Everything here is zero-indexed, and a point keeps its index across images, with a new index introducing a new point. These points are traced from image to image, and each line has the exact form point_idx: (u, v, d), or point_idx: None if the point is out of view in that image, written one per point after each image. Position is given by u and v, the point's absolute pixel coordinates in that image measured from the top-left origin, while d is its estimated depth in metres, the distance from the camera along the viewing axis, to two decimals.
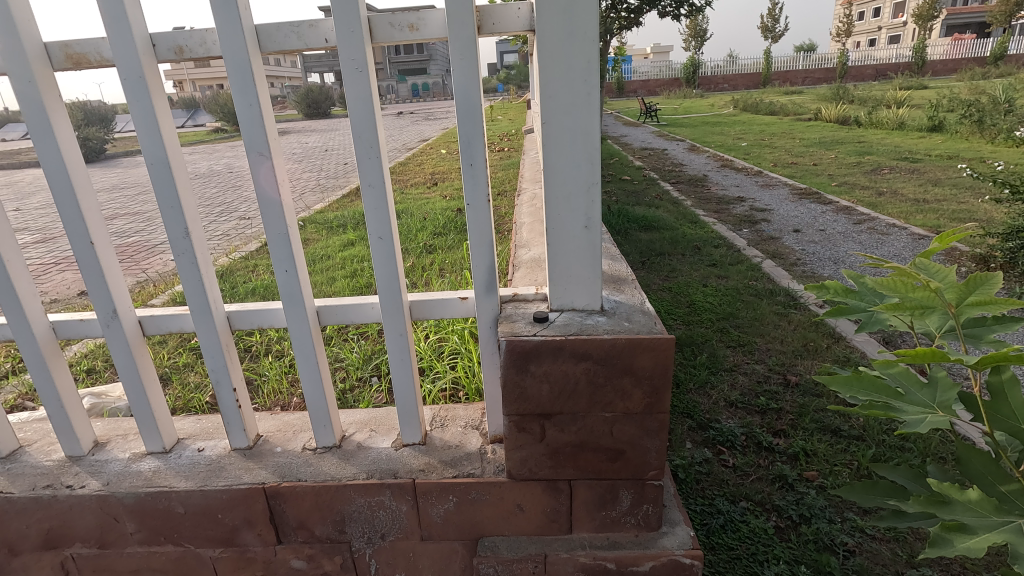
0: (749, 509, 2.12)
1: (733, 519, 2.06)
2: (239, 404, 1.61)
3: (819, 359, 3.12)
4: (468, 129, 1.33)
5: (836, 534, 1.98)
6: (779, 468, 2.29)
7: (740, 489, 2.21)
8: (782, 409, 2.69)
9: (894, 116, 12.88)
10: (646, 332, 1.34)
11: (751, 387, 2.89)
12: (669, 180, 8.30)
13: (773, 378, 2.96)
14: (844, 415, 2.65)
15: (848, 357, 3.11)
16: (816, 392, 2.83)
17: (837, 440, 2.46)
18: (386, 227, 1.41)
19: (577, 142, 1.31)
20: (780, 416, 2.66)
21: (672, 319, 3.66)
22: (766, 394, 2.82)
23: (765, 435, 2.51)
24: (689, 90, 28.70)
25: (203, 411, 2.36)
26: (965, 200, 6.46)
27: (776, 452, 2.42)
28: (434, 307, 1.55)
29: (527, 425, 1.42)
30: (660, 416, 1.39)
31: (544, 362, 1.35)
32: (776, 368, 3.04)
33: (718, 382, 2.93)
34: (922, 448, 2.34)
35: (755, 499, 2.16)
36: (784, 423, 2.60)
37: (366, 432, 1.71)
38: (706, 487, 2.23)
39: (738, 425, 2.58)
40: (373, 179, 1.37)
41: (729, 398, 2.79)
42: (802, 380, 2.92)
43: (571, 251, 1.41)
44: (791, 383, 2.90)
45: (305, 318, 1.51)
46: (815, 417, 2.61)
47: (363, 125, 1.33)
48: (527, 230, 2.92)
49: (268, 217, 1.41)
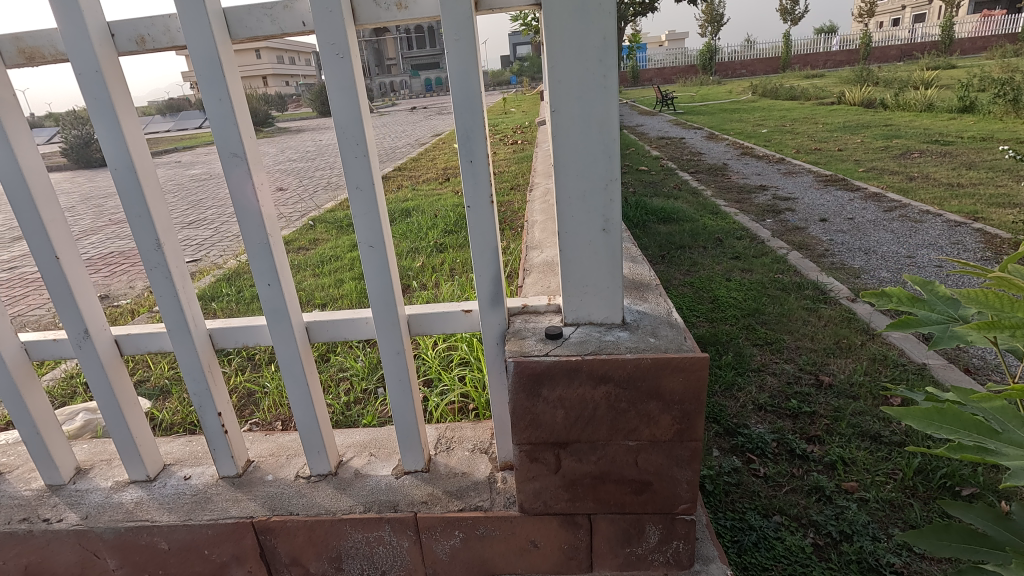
0: (783, 524, 1.93)
1: (768, 535, 1.87)
2: (226, 429, 1.47)
3: (853, 358, 2.91)
4: (467, 121, 1.16)
5: (882, 553, 1.79)
6: (815, 478, 2.10)
7: (774, 502, 2.02)
8: (816, 413, 2.49)
9: (923, 97, 12.36)
10: (675, 350, 1.17)
11: (781, 388, 2.69)
12: (688, 169, 8.03)
13: (806, 379, 2.76)
14: (883, 418, 2.45)
15: (885, 355, 2.89)
16: (852, 394, 2.63)
17: (877, 447, 2.27)
18: (378, 232, 1.25)
19: (592, 133, 1.14)
20: (814, 420, 2.46)
21: (694, 316, 3.45)
22: (797, 397, 2.62)
23: (799, 442, 2.31)
24: (706, 77, 28.07)
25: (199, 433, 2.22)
26: (1004, 184, 6.11)
27: (811, 460, 2.22)
28: (435, 321, 1.39)
29: (541, 455, 1.25)
30: (692, 444, 1.21)
31: (558, 387, 1.18)
32: (807, 367, 2.83)
33: (746, 384, 2.73)
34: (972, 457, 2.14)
35: (791, 513, 1.97)
36: (818, 429, 2.40)
37: (365, 457, 1.56)
38: (736, 500, 2.04)
39: (768, 431, 2.38)
40: (362, 182, 1.21)
41: (758, 401, 2.59)
42: (836, 381, 2.71)
43: (586, 258, 1.24)
44: (824, 384, 2.70)
45: (292, 336, 1.36)
46: (852, 421, 2.42)
47: (349, 120, 1.17)
48: (540, 231, 2.75)
49: (247, 228, 1.26)
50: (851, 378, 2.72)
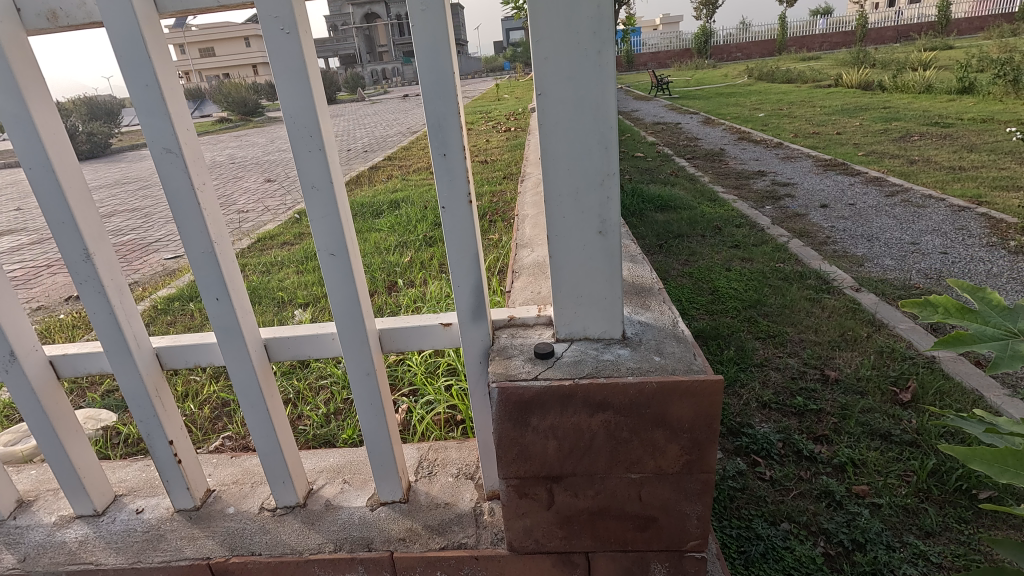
0: (792, 532, 1.78)
1: (776, 546, 1.72)
2: (179, 459, 1.31)
3: (860, 351, 2.77)
4: (438, 108, 0.98)
5: (898, 565, 1.65)
6: (825, 481, 1.95)
7: (781, 508, 1.86)
8: (823, 411, 2.34)
9: (921, 79, 12.14)
10: (685, 372, 1.01)
11: (785, 384, 2.54)
12: (685, 155, 7.84)
13: (811, 374, 2.60)
14: (894, 416, 2.30)
15: (893, 347, 2.76)
16: (860, 390, 2.48)
17: (888, 447, 2.13)
18: (339, 238, 1.08)
19: (587, 120, 0.97)
20: (821, 419, 2.31)
21: (693, 309, 3.28)
22: (803, 394, 2.46)
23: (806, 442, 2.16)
24: (701, 60, 27.67)
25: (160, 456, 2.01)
26: (1007, 166, 5.95)
27: (819, 462, 2.07)
28: (410, 336, 1.23)
29: (531, 490, 1.10)
30: (704, 476, 1.06)
31: (549, 415, 1.02)
32: (812, 362, 2.69)
33: (749, 382, 2.57)
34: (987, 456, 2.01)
35: (800, 520, 1.81)
36: (826, 428, 2.25)
37: (337, 485, 1.41)
38: (741, 506, 1.89)
39: (773, 431, 2.22)
40: (319, 180, 1.04)
41: (762, 398, 2.43)
42: (844, 376, 2.56)
43: (580, 266, 1.07)
44: (830, 379, 2.54)
45: (246, 356, 1.19)
46: (860, 420, 2.27)
47: (300, 109, 0.99)
48: (531, 227, 2.57)
49: (188, 236, 1.09)
50: (859, 373, 2.57)
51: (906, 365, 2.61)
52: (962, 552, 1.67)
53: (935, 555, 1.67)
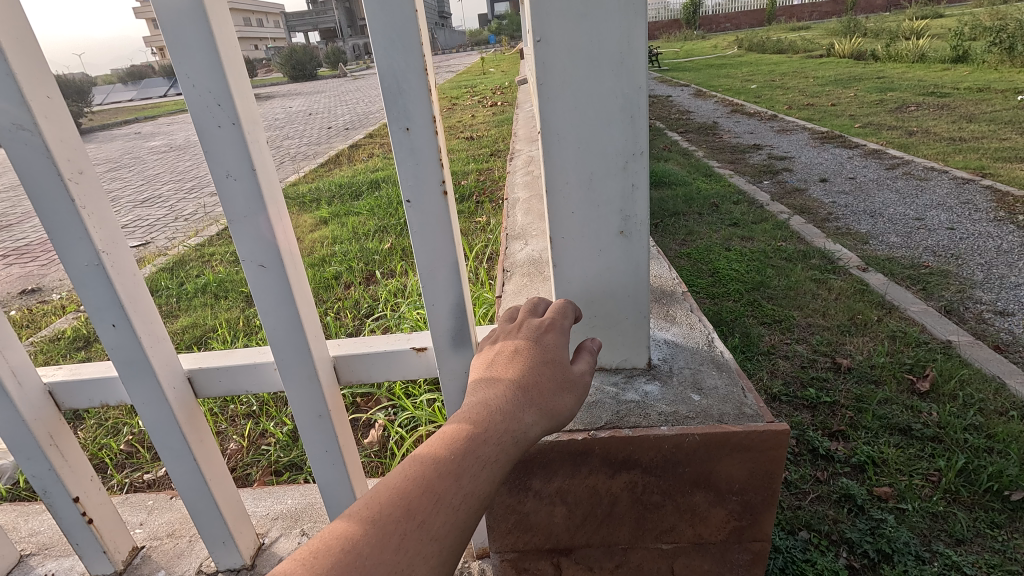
0: (811, 543, 1.29)
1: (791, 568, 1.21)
2: (89, 519, 1.04)
3: (874, 336, 2.13)
4: (395, 62, 0.70)
5: None
6: (845, 482, 1.43)
7: (795, 517, 1.36)
8: (837, 403, 1.75)
9: (915, 47, 11.79)
10: (734, 419, 0.77)
11: (794, 373, 1.91)
12: (677, 128, 7.52)
13: (821, 362, 1.97)
14: (916, 409, 1.71)
15: (906, 332, 2.14)
16: (875, 380, 1.88)
17: (910, 443, 1.58)
18: (270, 246, 0.80)
19: (607, 79, 0.69)
20: (835, 413, 1.72)
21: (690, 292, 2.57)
22: (813, 384, 1.86)
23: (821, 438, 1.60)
24: (689, 31, 27.03)
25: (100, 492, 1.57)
26: (1008, 136, 5.70)
27: (836, 461, 1.52)
28: (374, 364, 0.96)
29: (533, 564, 0.86)
30: (755, 545, 0.82)
31: (555, 477, 0.79)
32: (822, 348, 2.04)
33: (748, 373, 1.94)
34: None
35: (820, 529, 1.32)
36: (842, 422, 1.68)
37: (293, 539, 1.16)
38: None
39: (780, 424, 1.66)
40: (237, 167, 0.76)
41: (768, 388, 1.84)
42: (857, 364, 1.94)
43: (593, 278, 0.81)
44: (842, 366, 1.92)
45: (161, 396, 0.92)
46: (877, 411, 1.70)
47: (201, 65, 0.70)
48: (523, 213, 2.29)
49: (61, 242, 0.80)
50: (872, 360, 1.95)
51: (922, 351, 2.00)
52: (997, 561, 1.23)
53: (967, 564, 1.22)
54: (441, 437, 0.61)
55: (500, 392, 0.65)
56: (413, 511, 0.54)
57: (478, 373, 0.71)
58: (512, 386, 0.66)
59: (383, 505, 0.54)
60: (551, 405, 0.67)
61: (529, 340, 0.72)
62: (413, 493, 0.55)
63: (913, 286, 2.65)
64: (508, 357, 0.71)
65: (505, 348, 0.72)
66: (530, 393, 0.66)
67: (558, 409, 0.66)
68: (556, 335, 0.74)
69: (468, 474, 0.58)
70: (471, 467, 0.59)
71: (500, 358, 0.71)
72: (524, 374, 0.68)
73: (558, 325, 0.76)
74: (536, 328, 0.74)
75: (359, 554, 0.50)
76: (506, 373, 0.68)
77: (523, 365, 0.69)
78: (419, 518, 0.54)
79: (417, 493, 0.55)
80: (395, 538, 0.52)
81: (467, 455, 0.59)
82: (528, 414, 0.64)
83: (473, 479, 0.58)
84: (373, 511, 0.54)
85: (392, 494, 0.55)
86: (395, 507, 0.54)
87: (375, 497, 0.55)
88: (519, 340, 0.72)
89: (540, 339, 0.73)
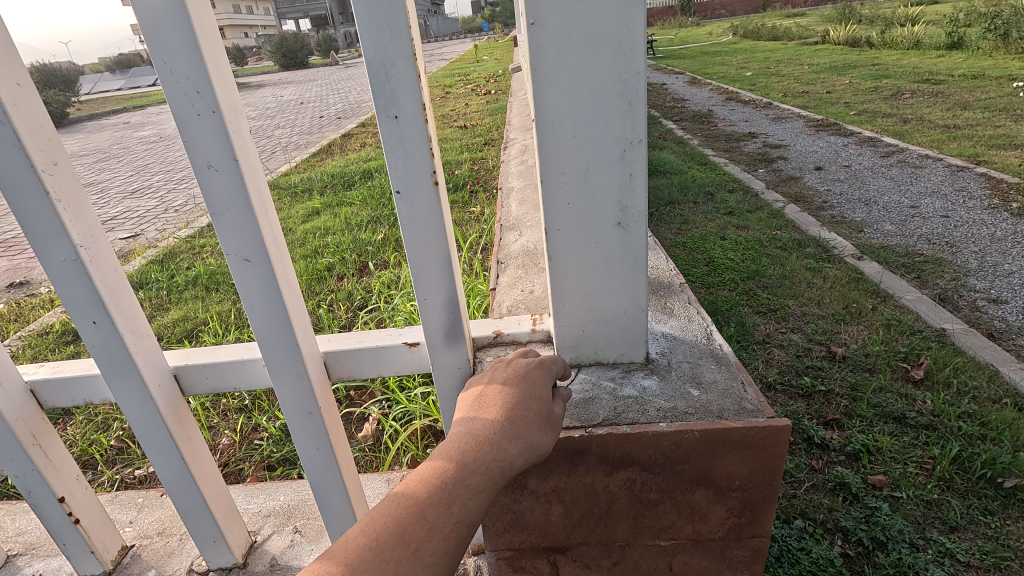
0: (806, 531, 1.28)
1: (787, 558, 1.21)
2: (76, 520, 1.02)
3: (869, 324, 2.12)
4: (383, 46, 0.67)
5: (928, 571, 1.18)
6: (841, 471, 1.42)
7: (792, 505, 1.35)
8: (832, 392, 1.74)
9: (910, 34, 11.74)
10: (732, 414, 0.75)
11: (790, 362, 1.90)
12: (672, 116, 7.47)
13: (816, 351, 1.96)
14: (911, 398, 1.71)
15: (901, 320, 2.13)
16: (870, 369, 1.87)
17: (905, 431, 1.58)
18: (254, 240, 0.78)
19: (603, 65, 0.66)
20: (830, 401, 1.71)
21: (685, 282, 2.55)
22: (809, 373, 1.85)
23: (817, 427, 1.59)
24: (684, 18, 26.81)
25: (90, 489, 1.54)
26: (1002, 123, 5.69)
27: (831, 450, 1.51)
28: (365, 360, 0.94)
29: (530, 561, 0.85)
30: (754, 542, 0.81)
31: (551, 476, 0.77)
32: (818, 337, 2.03)
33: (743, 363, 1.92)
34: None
35: (815, 518, 1.31)
36: (838, 411, 1.68)
37: (286, 536, 1.14)
38: None
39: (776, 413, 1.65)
40: (218, 157, 0.73)
41: (764, 378, 1.82)
42: (851, 353, 1.93)
43: (589, 270, 0.79)
44: (837, 355, 1.92)
45: (146, 395, 0.89)
46: (872, 400, 1.69)
47: (178, 51, 0.67)
48: (517, 203, 2.26)
49: (37, 236, 0.77)
50: (867, 349, 1.94)
51: (917, 340, 1.99)
52: (991, 548, 1.23)
53: (961, 551, 1.22)
54: (430, 468, 0.62)
55: (489, 424, 0.67)
56: (408, 539, 0.56)
57: (466, 404, 0.72)
58: (500, 418, 0.67)
59: (378, 533, 0.56)
60: (537, 439, 0.68)
61: (517, 373, 0.74)
62: (406, 521, 0.57)
63: (907, 274, 2.64)
64: (497, 389, 0.72)
65: (494, 379, 0.74)
66: (517, 426, 0.68)
67: (543, 441, 0.68)
68: (542, 369, 0.76)
69: (458, 503, 0.60)
70: (461, 497, 0.61)
71: (489, 389, 0.72)
72: (511, 405, 0.69)
73: (546, 362, 0.78)
74: (524, 360, 0.75)
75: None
76: (494, 403, 0.69)
77: (511, 397, 0.70)
78: (413, 546, 0.56)
79: (410, 522, 0.57)
80: (391, 564, 0.54)
81: (456, 485, 0.61)
82: (514, 444, 0.66)
83: (462, 509, 0.60)
84: (369, 538, 0.56)
85: (387, 521, 0.57)
86: (390, 534, 0.56)
87: (369, 524, 0.57)
88: (507, 373, 0.74)
89: (528, 372, 0.75)
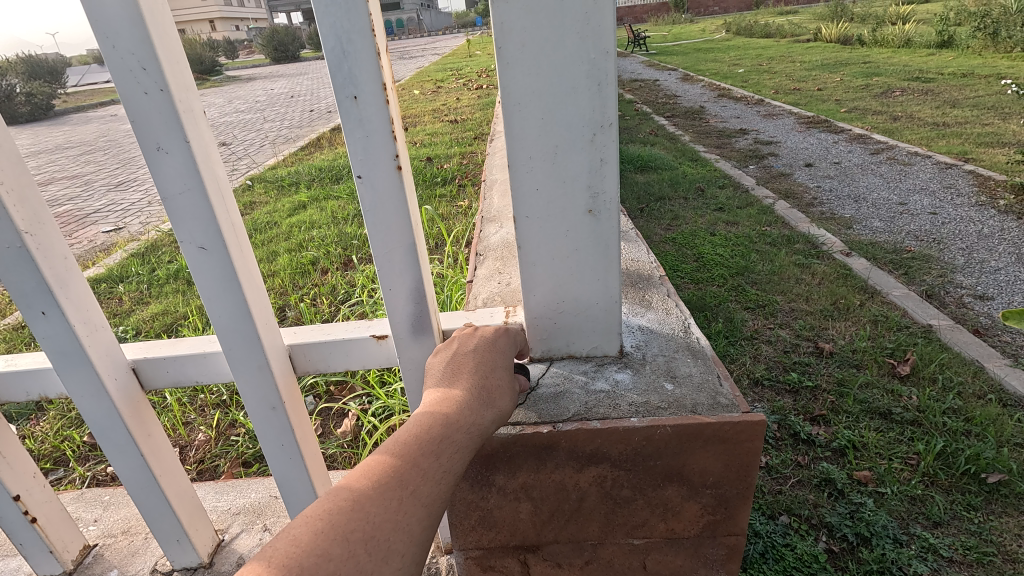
0: (791, 527, 1.27)
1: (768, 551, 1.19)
2: (33, 519, 0.98)
3: (856, 320, 2.11)
4: (338, 20, 0.63)
5: (909, 567, 1.16)
6: (825, 467, 1.40)
7: (774, 500, 1.33)
8: (818, 388, 1.72)
9: (901, 33, 11.75)
10: (708, 409, 0.72)
11: (777, 358, 1.88)
12: (663, 112, 7.45)
13: (804, 347, 1.94)
14: (896, 393, 1.69)
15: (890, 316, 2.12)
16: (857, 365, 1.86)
17: (890, 427, 1.57)
18: (209, 227, 0.74)
19: (571, 45, 0.63)
20: (817, 397, 1.70)
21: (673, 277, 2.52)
22: (795, 369, 1.83)
23: (801, 423, 1.58)
24: (676, 15, 26.67)
25: (57, 486, 1.49)
26: (991, 121, 5.71)
27: (816, 445, 1.49)
28: (332, 353, 0.91)
29: (500, 560, 0.83)
30: (729, 540, 0.79)
31: (520, 471, 0.74)
32: (804, 332, 2.02)
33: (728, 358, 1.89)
34: (1007, 443, 1.49)
35: (798, 513, 1.30)
36: (823, 406, 1.66)
37: (255, 534, 1.11)
38: None
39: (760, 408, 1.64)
40: (170, 140, 0.69)
41: (750, 373, 1.81)
42: (838, 349, 1.92)
43: (560, 260, 0.76)
44: (825, 351, 1.90)
45: (102, 389, 0.86)
46: (858, 395, 1.68)
47: (119, 24, 0.63)
48: (500, 195, 2.23)
49: None
50: (854, 345, 1.93)
51: (903, 335, 1.99)
52: (974, 544, 1.22)
53: (944, 547, 1.21)
54: (419, 420, 0.62)
55: (468, 383, 0.68)
56: (405, 482, 0.56)
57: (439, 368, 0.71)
58: (477, 381, 0.68)
59: (377, 476, 0.56)
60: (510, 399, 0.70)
61: (486, 341, 0.75)
62: (402, 467, 0.57)
63: (895, 270, 2.63)
64: (468, 353, 0.72)
65: (462, 345, 0.74)
66: (491, 391, 0.69)
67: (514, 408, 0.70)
68: (505, 339, 0.77)
69: (447, 455, 0.61)
70: (449, 450, 0.61)
71: (459, 354, 0.72)
72: (486, 371, 0.70)
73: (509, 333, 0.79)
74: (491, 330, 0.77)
75: (363, 515, 0.52)
76: (471, 368, 0.70)
77: (483, 363, 0.71)
78: (411, 488, 0.56)
79: (405, 467, 0.57)
80: (394, 503, 0.55)
81: (446, 439, 0.61)
82: (492, 408, 0.67)
83: (450, 460, 0.61)
84: (368, 481, 0.55)
85: (385, 467, 0.57)
86: (389, 477, 0.56)
87: (367, 469, 0.57)
88: (475, 340, 0.74)
89: (496, 341, 0.76)
